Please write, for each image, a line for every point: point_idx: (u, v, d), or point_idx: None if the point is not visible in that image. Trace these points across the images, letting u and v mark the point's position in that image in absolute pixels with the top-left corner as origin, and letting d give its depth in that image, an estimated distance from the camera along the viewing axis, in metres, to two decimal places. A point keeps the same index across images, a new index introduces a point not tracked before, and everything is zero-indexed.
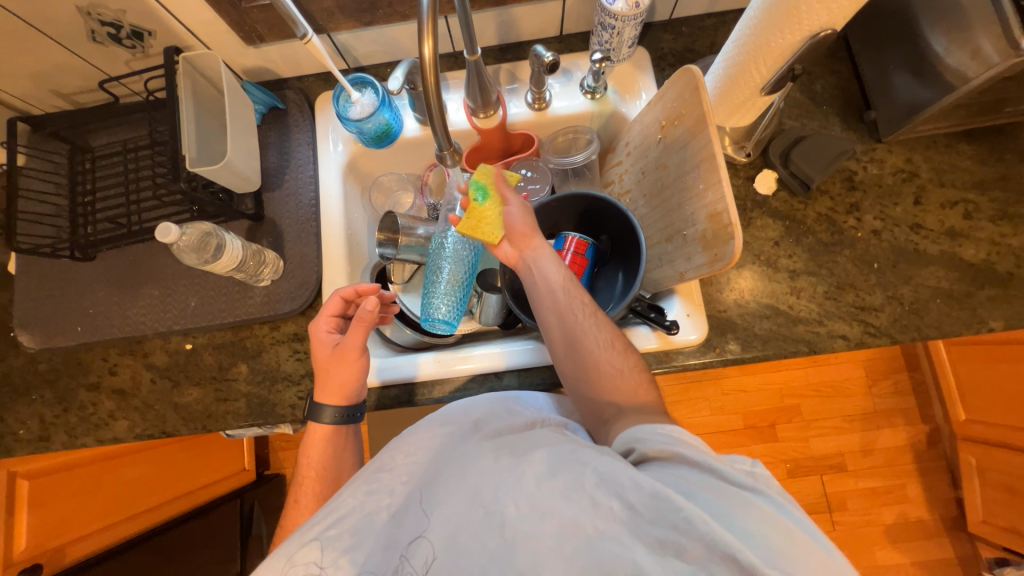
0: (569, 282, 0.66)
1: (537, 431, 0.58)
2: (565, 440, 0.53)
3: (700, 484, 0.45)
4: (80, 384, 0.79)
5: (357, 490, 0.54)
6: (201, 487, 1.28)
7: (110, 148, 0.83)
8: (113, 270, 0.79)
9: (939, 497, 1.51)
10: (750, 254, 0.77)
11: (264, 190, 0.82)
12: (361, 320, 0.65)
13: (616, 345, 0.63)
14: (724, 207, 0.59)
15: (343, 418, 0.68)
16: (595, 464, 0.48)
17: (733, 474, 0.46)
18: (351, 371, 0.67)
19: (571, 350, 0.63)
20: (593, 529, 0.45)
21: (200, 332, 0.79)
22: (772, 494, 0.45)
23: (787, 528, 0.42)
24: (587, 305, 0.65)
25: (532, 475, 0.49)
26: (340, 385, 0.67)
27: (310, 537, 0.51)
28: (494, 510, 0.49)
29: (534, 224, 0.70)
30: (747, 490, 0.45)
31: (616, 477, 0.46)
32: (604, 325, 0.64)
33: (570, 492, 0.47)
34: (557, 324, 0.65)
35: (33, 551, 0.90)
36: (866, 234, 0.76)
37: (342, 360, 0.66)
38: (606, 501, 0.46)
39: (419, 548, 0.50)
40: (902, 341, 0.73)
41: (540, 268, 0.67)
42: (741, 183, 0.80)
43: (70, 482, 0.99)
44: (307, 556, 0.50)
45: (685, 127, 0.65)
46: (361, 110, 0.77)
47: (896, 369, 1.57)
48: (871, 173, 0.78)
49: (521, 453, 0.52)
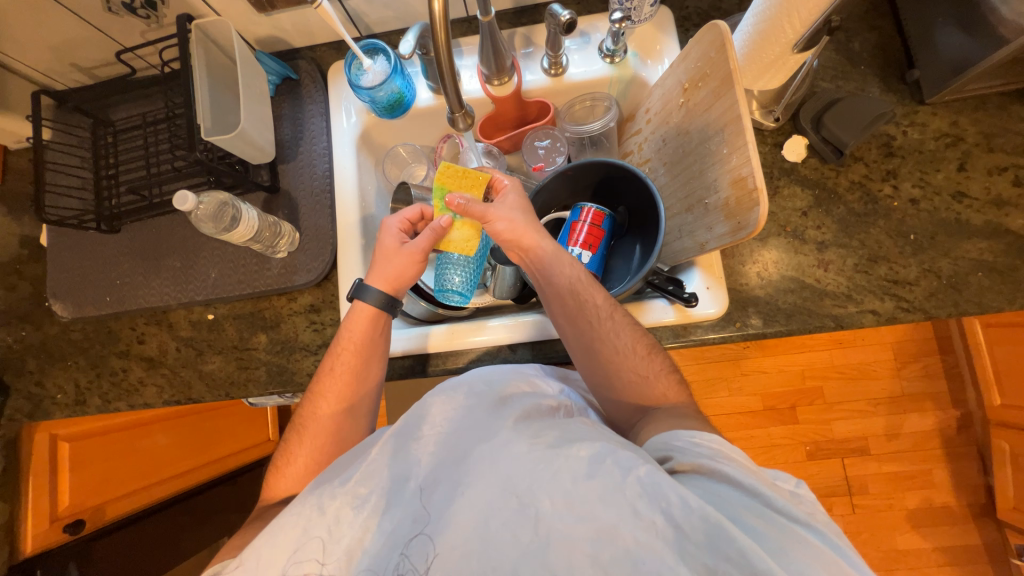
0: (584, 284, 0.65)
1: (569, 422, 0.57)
2: (606, 438, 0.53)
3: (745, 507, 0.46)
4: (110, 352, 0.82)
5: (384, 451, 0.56)
6: (232, 454, 1.35)
7: (130, 122, 0.84)
8: (137, 241, 0.81)
9: (967, 483, 1.46)
10: (775, 225, 0.73)
11: (279, 161, 0.83)
12: (435, 233, 0.67)
13: (638, 349, 0.64)
14: (749, 171, 0.56)
15: (387, 305, 0.69)
16: (639, 473, 0.47)
17: (782, 504, 0.46)
18: (411, 273, 0.69)
19: (590, 355, 0.64)
20: (633, 541, 0.44)
21: (221, 303, 0.81)
22: (820, 527, 0.45)
23: (840, 566, 0.42)
24: (602, 308, 0.64)
25: (568, 471, 0.49)
26: (397, 280, 0.69)
27: (340, 492, 0.54)
28: (528, 503, 0.48)
29: (524, 218, 0.67)
30: (796, 522, 0.45)
31: (662, 491, 0.45)
32: (622, 328, 0.64)
33: (609, 496, 0.46)
34: (573, 329, 0.65)
35: (72, 508, 0.97)
36: (902, 204, 0.72)
37: (406, 261, 0.68)
38: (649, 514, 0.45)
39: (418, 546, 0.50)
40: (937, 317, 0.69)
41: (550, 270, 0.65)
42: (768, 150, 0.76)
43: (105, 446, 1.04)
44: (339, 508, 0.53)
45: (709, 89, 0.62)
46: (374, 78, 0.75)
47: (928, 353, 1.51)
48: (911, 137, 0.73)
49: (560, 446, 0.51)
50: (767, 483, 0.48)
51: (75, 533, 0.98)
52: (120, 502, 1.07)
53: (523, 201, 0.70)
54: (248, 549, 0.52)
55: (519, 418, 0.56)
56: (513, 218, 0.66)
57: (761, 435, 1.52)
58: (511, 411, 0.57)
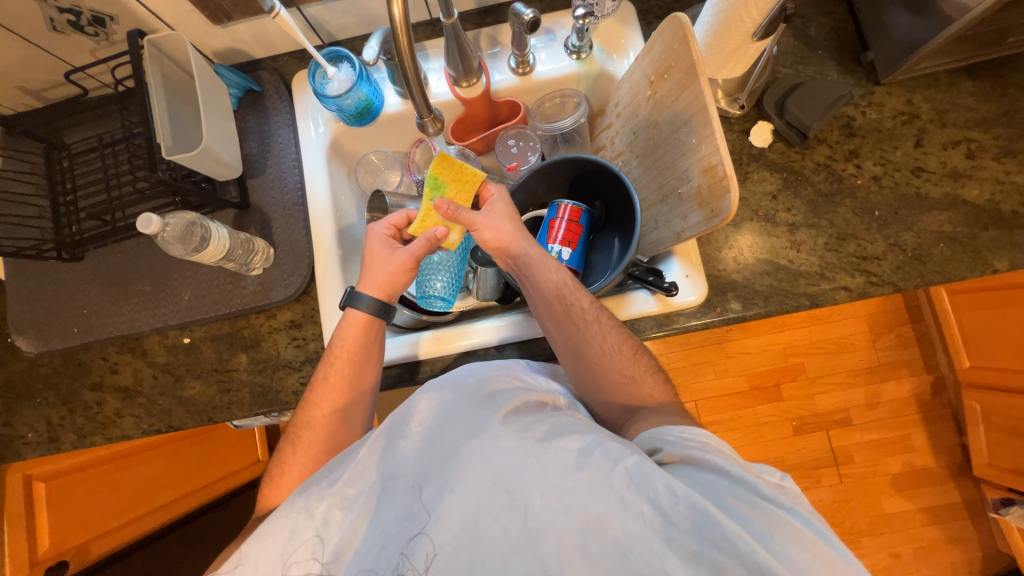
0: (570, 288, 0.65)
1: (557, 415, 0.57)
2: (595, 431, 0.53)
3: (732, 495, 0.47)
4: (83, 384, 0.79)
5: (374, 449, 0.56)
6: (222, 478, 1.31)
7: (86, 144, 0.80)
8: (103, 268, 0.78)
9: (943, 444, 1.53)
10: (748, 210, 0.75)
11: (247, 176, 0.81)
12: (429, 242, 0.66)
13: (625, 351, 0.64)
14: (718, 159, 0.57)
15: (381, 311, 0.68)
16: (627, 464, 0.48)
17: (770, 492, 0.47)
18: (404, 279, 0.69)
19: (579, 358, 0.65)
20: (621, 531, 0.45)
21: (197, 325, 0.79)
22: (804, 511, 0.46)
23: (822, 549, 0.43)
24: (589, 311, 0.64)
25: (557, 464, 0.49)
26: (389, 287, 0.68)
27: (327, 492, 0.53)
28: (517, 497, 0.48)
29: (507, 228, 0.66)
30: (785, 510, 0.46)
31: (649, 481, 0.46)
32: (609, 331, 0.64)
33: (597, 488, 0.47)
34: (561, 333, 0.65)
35: (55, 549, 0.94)
36: (866, 181, 0.74)
37: (398, 267, 0.68)
38: (637, 504, 0.46)
39: (418, 544, 0.48)
40: (904, 289, 0.72)
41: (536, 275, 0.66)
42: (736, 137, 0.77)
43: (86, 482, 1.00)
44: (326, 512, 0.53)
45: (675, 80, 0.62)
46: (340, 86, 0.74)
47: (900, 322, 1.57)
48: (870, 118, 0.76)
49: (549, 439, 0.51)
50: (754, 471, 0.49)
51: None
52: (104, 541, 1.02)
53: (509, 208, 0.69)
54: (238, 552, 0.52)
55: (507, 412, 0.56)
56: (499, 226, 0.66)
57: (749, 415, 1.56)
58: (498, 405, 0.57)
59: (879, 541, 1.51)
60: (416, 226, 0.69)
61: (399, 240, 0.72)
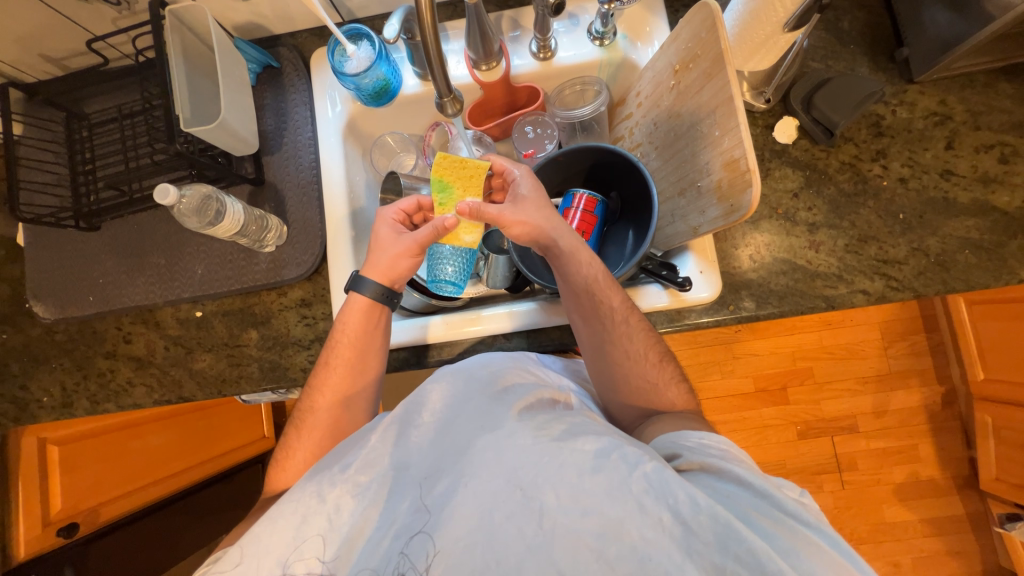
0: (602, 285, 0.64)
1: (572, 415, 0.58)
2: (611, 433, 0.53)
3: (751, 505, 0.47)
4: (97, 352, 0.80)
5: (386, 437, 0.57)
6: (228, 452, 1.34)
7: (106, 115, 0.81)
8: (119, 239, 0.79)
9: (951, 456, 1.51)
10: (767, 207, 0.74)
11: (263, 153, 0.81)
12: (438, 230, 0.65)
13: (649, 356, 0.64)
14: (741, 153, 0.55)
15: (383, 298, 0.68)
16: (646, 469, 0.48)
17: (793, 508, 0.46)
18: (406, 264, 0.68)
19: (601, 355, 0.65)
20: (639, 537, 0.45)
21: (209, 299, 0.79)
22: (828, 530, 0.46)
23: (848, 569, 0.43)
24: (618, 310, 0.64)
25: (573, 465, 0.49)
26: (391, 271, 0.68)
27: (341, 479, 0.54)
28: (531, 496, 0.48)
29: (529, 215, 0.64)
30: (807, 528, 0.45)
31: (668, 489, 0.46)
32: (636, 332, 0.64)
33: (615, 492, 0.47)
34: (586, 327, 0.65)
35: (66, 511, 0.96)
36: (892, 183, 0.72)
37: (401, 252, 0.67)
38: (656, 510, 0.46)
39: (419, 544, 0.49)
40: (925, 295, 0.70)
41: (567, 267, 0.64)
42: (759, 132, 0.76)
43: (97, 448, 1.03)
44: (339, 496, 0.53)
45: (700, 69, 0.61)
46: (358, 64, 0.73)
47: (914, 331, 1.54)
48: (900, 117, 0.73)
49: (565, 440, 0.51)
50: (776, 485, 0.49)
51: (70, 536, 0.96)
52: (115, 505, 1.05)
53: (539, 197, 0.67)
54: (247, 537, 0.52)
55: (522, 409, 0.56)
56: (526, 218, 0.64)
57: (754, 417, 1.55)
58: (512, 401, 0.57)
59: (878, 549, 1.50)
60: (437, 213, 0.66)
61: (407, 225, 0.71)
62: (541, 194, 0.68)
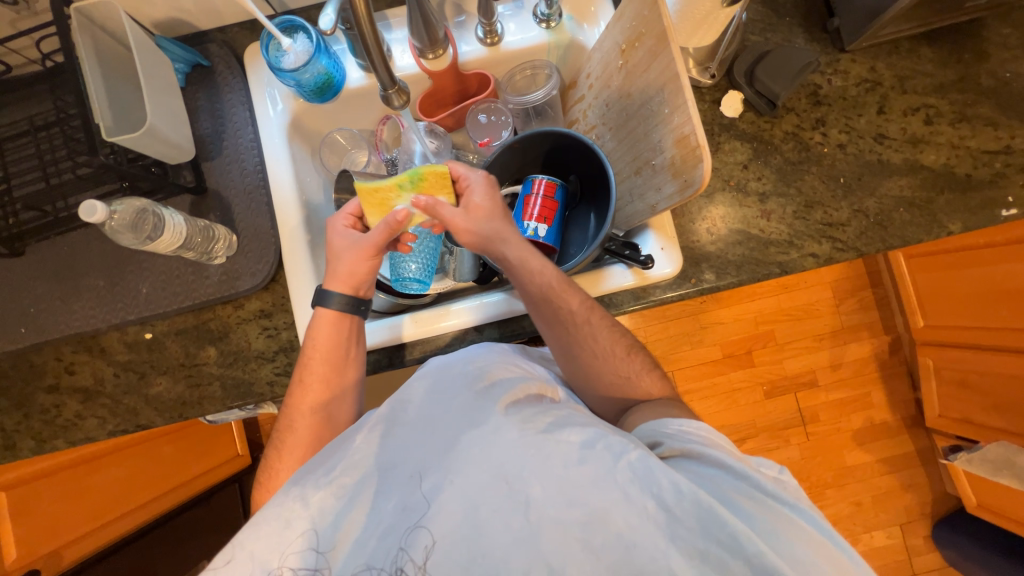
0: (557, 290, 0.63)
1: (557, 407, 0.58)
2: (595, 423, 0.54)
3: (728, 485, 0.49)
4: (37, 387, 0.74)
5: (370, 438, 0.56)
6: (198, 476, 1.29)
7: (16, 129, 0.73)
8: (49, 264, 0.73)
9: (900, 399, 1.64)
10: (720, 180, 0.76)
11: (201, 159, 0.76)
12: (389, 226, 0.63)
13: (605, 342, 0.65)
14: (691, 129, 0.56)
15: (351, 307, 0.67)
16: (630, 458, 0.49)
17: (771, 488, 0.49)
18: (364, 269, 0.66)
19: (569, 356, 0.66)
20: (625, 524, 0.46)
21: (159, 319, 0.74)
22: (804, 507, 0.49)
23: (819, 542, 0.46)
24: (578, 312, 0.64)
25: (559, 457, 0.49)
26: (349, 276, 0.66)
27: (325, 482, 0.53)
28: (518, 489, 0.48)
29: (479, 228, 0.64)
30: (784, 506, 0.48)
31: (653, 476, 0.48)
32: (600, 330, 0.65)
33: (602, 481, 0.48)
34: (551, 332, 0.65)
35: (24, 559, 0.88)
36: (832, 149, 0.76)
37: (357, 255, 0.65)
38: (641, 498, 0.47)
39: (417, 537, 0.48)
40: (867, 254, 0.74)
41: (521, 277, 0.63)
42: (707, 107, 0.77)
43: (54, 488, 0.96)
44: (323, 499, 0.52)
45: (645, 48, 0.61)
46: (296, 59, 0.69)
47: (861, 287, 1.64)
48: (836, 85, 0.76)
49: (550, 432, 0.51)
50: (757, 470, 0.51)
51: None
52: (79, 545, 0.98)
53: (488, 204, 0.66)
54: (233, 540, 0.51)
55: (508, 404, 0.55)
56: (474, 229, 0.64)
57: (723, 382, 1.62)
58: (498, 394, 0.57)
59: (843, 492, 1.61)
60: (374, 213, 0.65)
61: (362, 228, 0.69)
62: (495, 200, 0.66)
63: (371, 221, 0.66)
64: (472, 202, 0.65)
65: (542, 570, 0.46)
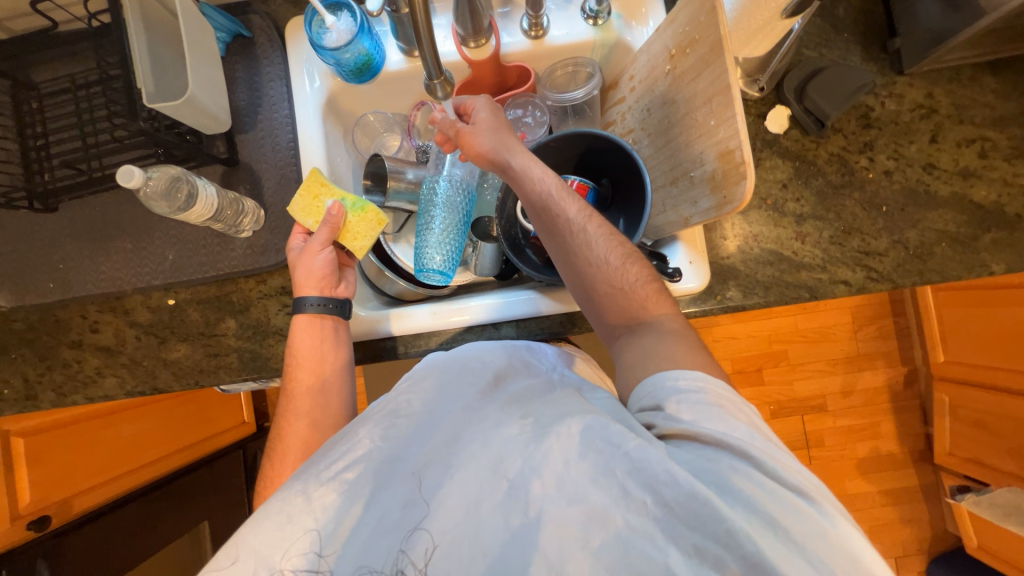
0: (556, 198, 0.61)
1: (561, 395, 0.55)
2: (599, 410, 0.50)
3: (740, 473, 0.44)
4: (61, 342, 0.76)
5: (374, 431, 0.52)
6: (206, 439, 1.32)
7: (58, 85, 0.74)
8: (80, 222, 0.74)
9: (909, 432, 1.61)
10: (757, 198, 0.74)
11: (236, 131, 0.76)
12: (330, 221, 0.68)
13: (613, 258, 0.59)
14: (736, 144, 0.54)
15: (336, 307, 0.68)
16: (628, 450, 0.45)
17: (777, 470, 0.44)
18: (320, 265, 0.68)
19: (570, 272, 0.62)
20: (624, 523, 0.44)
21: (182, 287, 0.75)
22: (815, 496, 0.43)
23: (827, 533, 0.42)
24: (575, 219, 0.61)
25: (558, 450, 0.47)
26: (310, 277, 0.68)
27: (328, 477, 0.49)
28: (517, 485, 0.47)
29: (482, 140, 0.64)
30: (791, 490, 0.43)
31: (652, 470, 0.44)
32: (597, 240, 0.60)
33: (600, 478, 0.45)
34: (551, 245, 0.63)
35: (37, 504, 0.92)
36: (877, 175, 0.73)
37: (309, 254, 0.68)
38: (639, 495, 0.44)
39: (416, 540, 0.46)
40: (903, 286, 0.72)
41: (520, 186, 0.62)
42: (751, 121, 0.75)
43: (69, 438, 0.99)
44: (324, 495, 0.48)
45: (697, 55, 0.59)
46: (338, 37, 0.68)
47: (883, 315, 1.60)
48: (889, 109, 0.74)
49: (548, 425, 0.49)
50: (779, 460, 0.45)
51: (41, 529, 0.92)
52: (88, 496, 1.01)
53: (495, 118, 0.66)
54: (233, 537, 0.47)
55: (511, 401, 0.55)
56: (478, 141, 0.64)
57: None
58: (504, 395, 0.56)
59: None
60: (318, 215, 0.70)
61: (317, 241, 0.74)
62: (498, 115, 0.66)
63: (311, 225, 0.70)
64: (480, 116, 0.66)
65: (541, 566, 0.44)
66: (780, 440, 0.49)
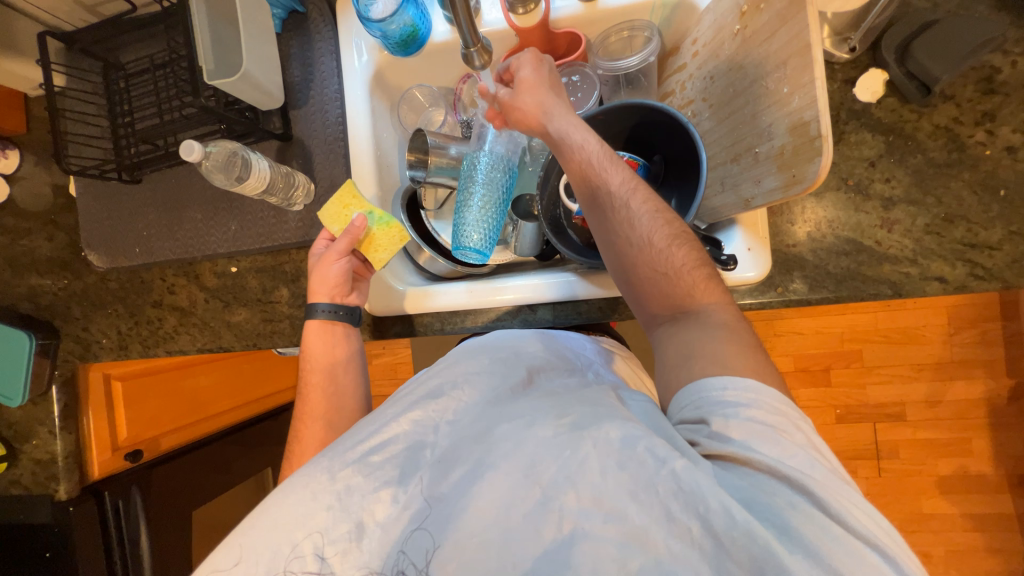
0: (597, 166, 0.57)
1: (596, 396, 0.53)
2: (638, 420, 0.48)
3: (797, 510, 0.40)
4: (146, 301, 0.85)
5: (409, 416, 0.53)
6: (272, 394, 1.43)
7: (140, 65, 0.80)
8: (159, 193, 0.81)
9: (1010, 453, 1.40)
10: (836, 177, 0.65)
11: (290, 107, 0.78)
12: (351, 233, 0.69)
13: (656, 238, 0.55)
14: (813, 115, 0.47)
15: (347, 313, 0.71)
16: (674, 468, 0.42)
17: (841, 512, 0.40)
18: (334, 273, 0.70)
19: (608, 246, 0.58)
20: (665, 549, 0.41)
21: (243, 256, 0.81)
22: (885, 544, 0.40)
23: None
24: (618, 192, 0.57)
25: (597, 459, 0.45)
26: (322, 284, 0.70)
27: (353, 458, 0.51)
28: (552, 495, 0.45)
29: (524, 99, 0.61)
30: (859, 537, 0.39)
31: (698, 495, 0.41)
32: (643, 217, 0.56)
33: (641, 494, 0.43)
34: (591, 216, 0.59)
35: (133, 438, 1.05)
36: (997, 152, 0.61)
37: (327, 260, 0.70)
38: (684, 519, 0.41)
39: (417, 541, 0.48)
40: (1017, 287, 0.60)
41: (563, 150, 0.59)
42: (836, 87, 0.65)
43: (157, 385, 1.13)
44: (347, 476, 0.50)
45: (772, 11, 0.51)
46: (384, 8, 0.68)
47: (989, 318, 1.38)
48: (1021, 70, 0.60)
49: (584, 428, 0.47)
50: (842, 497, 0.41)
51: (136, 460, 1.05)
52: (173, 436, 1.16)
53: (541, 78, 0.62)
54: (266, 504, 0.50)
55: (545, 399, 0.53)
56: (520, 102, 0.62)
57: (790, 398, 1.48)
58: (537, 392, 0.54)
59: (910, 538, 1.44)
60: (341, 223, 0.71)
61: None
62: (543, 76, 0.63)
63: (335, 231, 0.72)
64: (523, 74, 0.63)
65: None
66: (842, 469, 0.44)
